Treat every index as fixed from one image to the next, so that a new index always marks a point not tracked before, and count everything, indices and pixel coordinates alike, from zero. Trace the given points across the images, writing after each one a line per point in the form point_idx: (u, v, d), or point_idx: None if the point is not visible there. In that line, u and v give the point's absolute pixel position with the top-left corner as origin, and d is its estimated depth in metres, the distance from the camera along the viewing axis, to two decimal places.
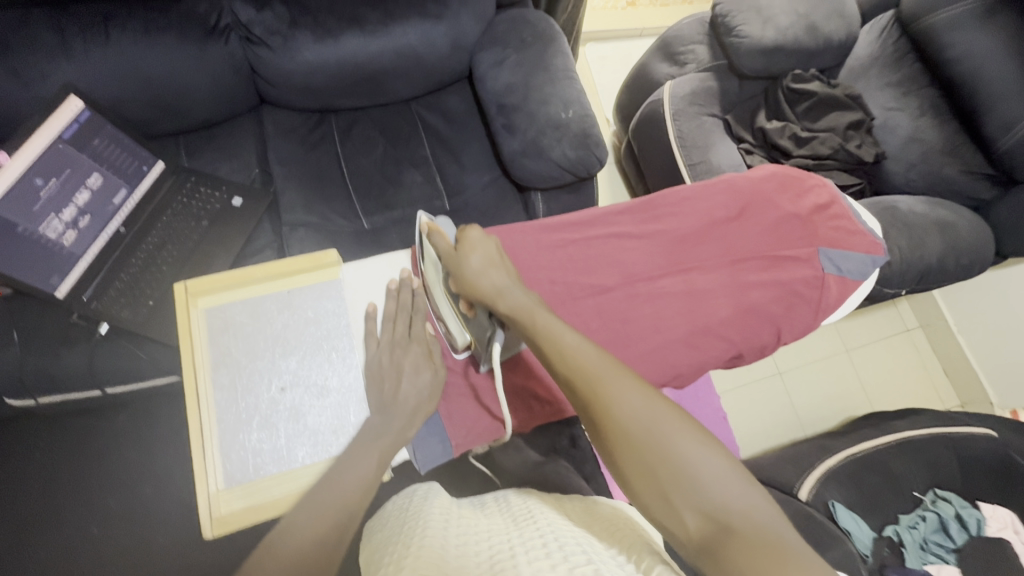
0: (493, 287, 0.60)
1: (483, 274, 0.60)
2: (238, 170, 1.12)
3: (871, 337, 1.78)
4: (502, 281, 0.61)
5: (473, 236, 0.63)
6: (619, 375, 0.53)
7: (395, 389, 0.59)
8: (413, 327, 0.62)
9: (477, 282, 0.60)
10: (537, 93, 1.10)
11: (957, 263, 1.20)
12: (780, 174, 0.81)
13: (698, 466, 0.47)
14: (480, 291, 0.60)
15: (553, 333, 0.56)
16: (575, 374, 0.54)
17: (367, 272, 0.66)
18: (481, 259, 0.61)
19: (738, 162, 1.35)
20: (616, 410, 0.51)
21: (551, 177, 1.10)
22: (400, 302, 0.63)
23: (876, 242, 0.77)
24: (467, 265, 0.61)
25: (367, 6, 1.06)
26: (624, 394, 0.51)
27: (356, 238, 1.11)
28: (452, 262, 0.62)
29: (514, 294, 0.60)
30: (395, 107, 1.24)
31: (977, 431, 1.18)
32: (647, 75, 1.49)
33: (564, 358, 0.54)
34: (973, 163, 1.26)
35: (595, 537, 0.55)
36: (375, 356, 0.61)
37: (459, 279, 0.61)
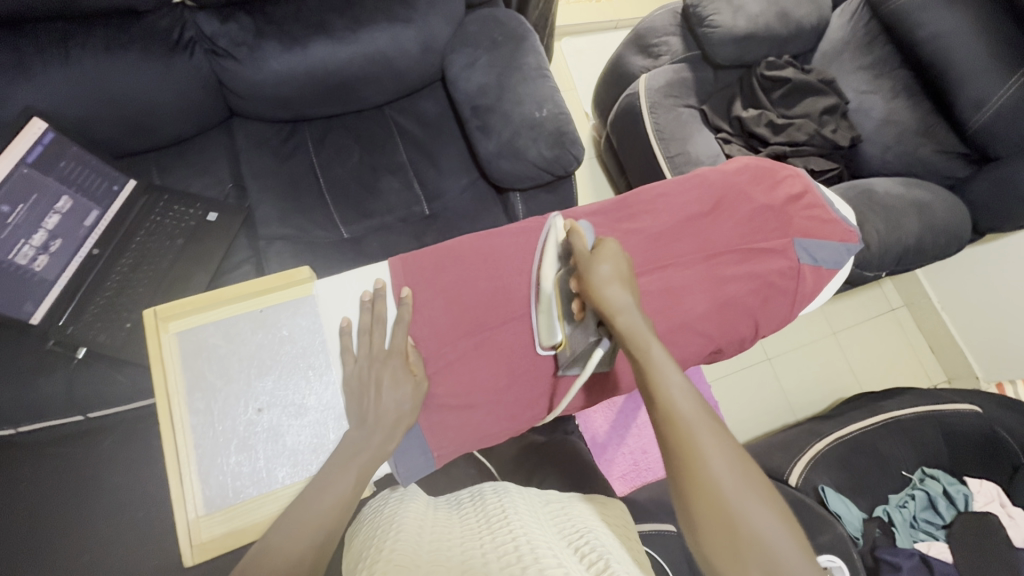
0: (615, 302, 0.60)
1: (609, 288, 0.61)
2: (211, 185, 1.10)
3: (856, 318, 1.80)
4: (624, 298, 0.60)
5: (609, 246, 0.65)
6: (711, 426, 0.54)
7: (374, 405, 0.58)
8: (391, 339, 0.61)
9: (602, 290, 0.60)
10: (510, 92, 1.09)
11: (935, 242, 1.21)
12: (753, 166, 0.81)
13: (775, 542, 0.47)
14: (601, 302, 0.60)
15: (659, 379, 0.56)
16: (676, 422, 0.54)
17: (340, 287, 0.65)
18: (611, 269, 0.62)
19: (715, 152, 1.36)
20: (703, 464, 0.51)
21: (528, 177, 1.09)
22: (374, 312, 0.62)
23: (849, 229, 0.78)
24: (596, 270, 0.62)
25: (334, 12, 1.04)
26: (715, 453, 0.52)
27: (335, 248, 1.10)
28: (583, 263, 0.63)
29: (633, 317, 0.60)
30: (369, 113, 1.23)
31: (963, 406, 1.23)
32: (622, 69, 1.48)
33: (665, 400, 0.55)
34: (946, 141, 1.27)
35: (569, 538, 0.55)
36: (352, 370, 0.60)
37: (583, 282, 0.62)
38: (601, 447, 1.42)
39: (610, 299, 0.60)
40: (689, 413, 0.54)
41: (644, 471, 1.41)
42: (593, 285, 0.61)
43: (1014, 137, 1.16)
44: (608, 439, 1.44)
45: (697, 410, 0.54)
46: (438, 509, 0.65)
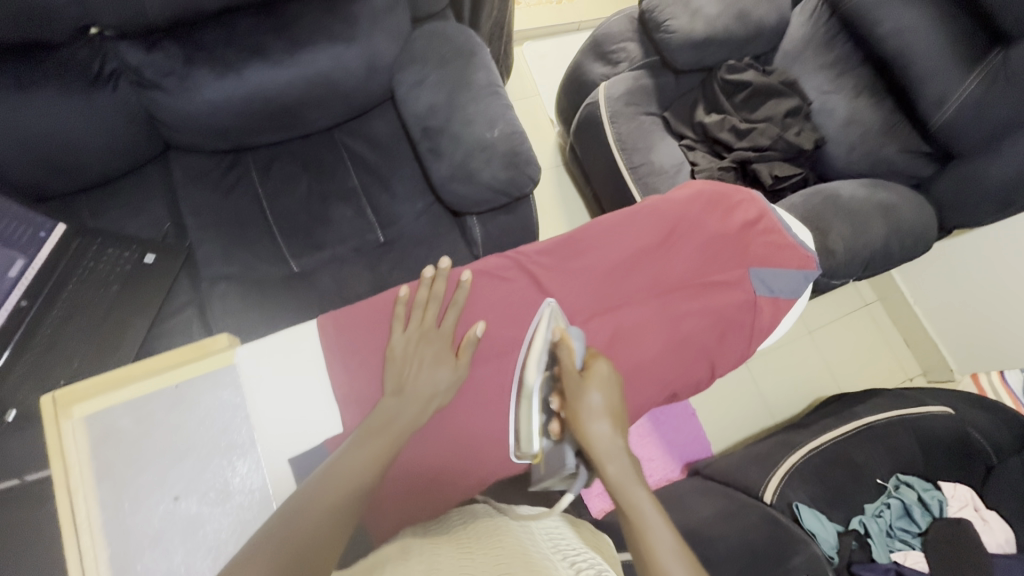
0: (603, 445, 0.58)
1: (596, 426, 0.58)
2: (147, 225, 1.04)
3: (831, 315, 1.79)
4: (613, 442, 0.58)
5: (601, 371, 0.61)
6: None
7: (413, 380, 0.58)
8: (444, 319, 0.63)
9: (588, 425, 0.58)
10: (460, 112, 1.03)
11: (902, 245, 1.18)
12: (706, 191, 0.78)
13: None
14: (585, 438, 0.58)
15: (652, 541, 0.54)
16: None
17: (264, 354, 0.60)
18: (600, 402, 0.59)
19: (680, 159, 1.33)
20: None
21: (484, 200, 1.04)
22: (433, 290, 0.64)
23: (807, 255, 0.76)
24: (584, 402, 0.59)
25: (270, 33, 0.96)
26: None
27: (283, 284, 1.05)
28: (572, 389, 0.60)
29: (622, 461, 0.58)
30: (316, 137, 1.17)
31: (934, 409, 1.23)
32: (582, 77, 1.43)
33: (657, 571, 0.52)
34: (910, 141, 1.25)
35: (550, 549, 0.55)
36: (399, 347, 0.61)
37: (572, 409, 0.59)
38: None
39: (597, 441, 0.58)
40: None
41: None
42: (580, 419, 0.59)
43: (978, 135, 1.14)
44: None
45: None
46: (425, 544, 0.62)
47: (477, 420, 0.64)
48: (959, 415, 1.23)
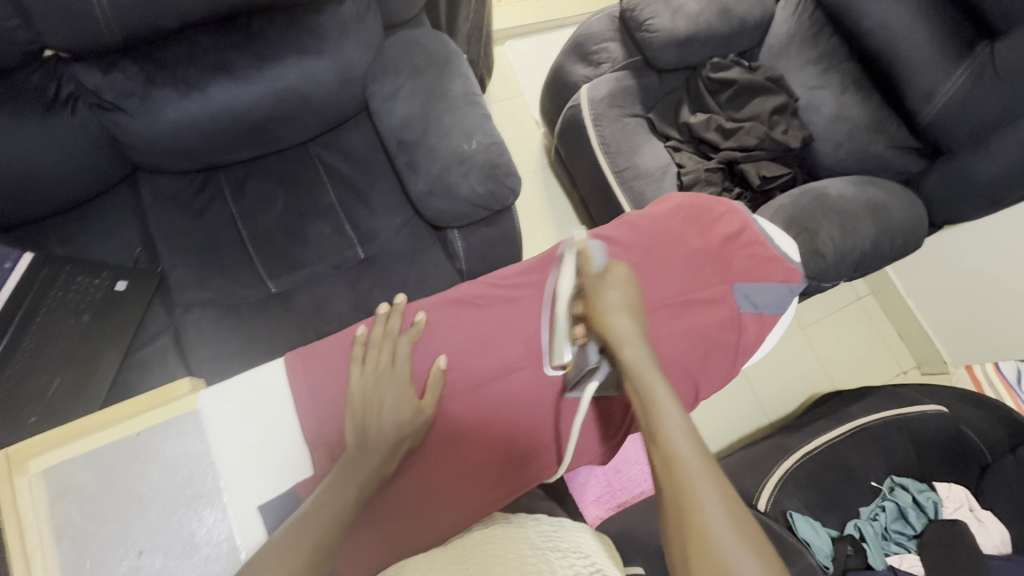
0: (621, 332, 0.58)
1: (618, 315, 0.59)
2: (117, 250, 1.01)
3: (825, 311, 1.77)
4: (628, 329, 0.59)
5: (619, 273, 0.63)
6: (716, 481, 0.47)
7: (376, 422, 0.56)
8: (398, 353, 0.61)
9: (607, 317, 0.59)
10: (436, 124, 1.00)
11: (892, 244, 1.16)
12: (686, 205, 0.77)
13: None
14: (606, 325, 0.58)
15: (662, 418, 0.52)
16: (675, 467, 0.48)
17: (230, 397, 0.59)
18: (618, 299, 0.61)
19: (666, 161, 1.30)
20: (705, 528, 0.45)
21: (463, 214, 1.01)
22: (387, 327, 0.63)
23: (792, 268, 0.75)
24: (603, 295, 0.61)
25: (232, 49, 0.93)
26: (717, 510, 0.45)
27: (260, 307, 1.02)
28: (592, 287, 0.62)
29: (639, 347, 0.57)
30: (291, 152, 1.14)
31: (929, 408, 1.22)
32: (564, 78, 1.40)
33: (667, 441, 0.50)
34: (898, 137, 1.22)
35: (540, 552, 0.58)
36: (357, 388, 0.58)
37: (591, 304, 0.60)
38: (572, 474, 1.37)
39: (618, 327, 0.58)
40: (691, 460, 0.48)
41: (618, 492, 1.37)
42: (601, 309, 0.60)
43: (964, 131, 1.12)
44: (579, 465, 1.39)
45: (701, 459, 0.49)
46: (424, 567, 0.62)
47: (449, 456, 0.61)
48: (953, 413, 1.22)
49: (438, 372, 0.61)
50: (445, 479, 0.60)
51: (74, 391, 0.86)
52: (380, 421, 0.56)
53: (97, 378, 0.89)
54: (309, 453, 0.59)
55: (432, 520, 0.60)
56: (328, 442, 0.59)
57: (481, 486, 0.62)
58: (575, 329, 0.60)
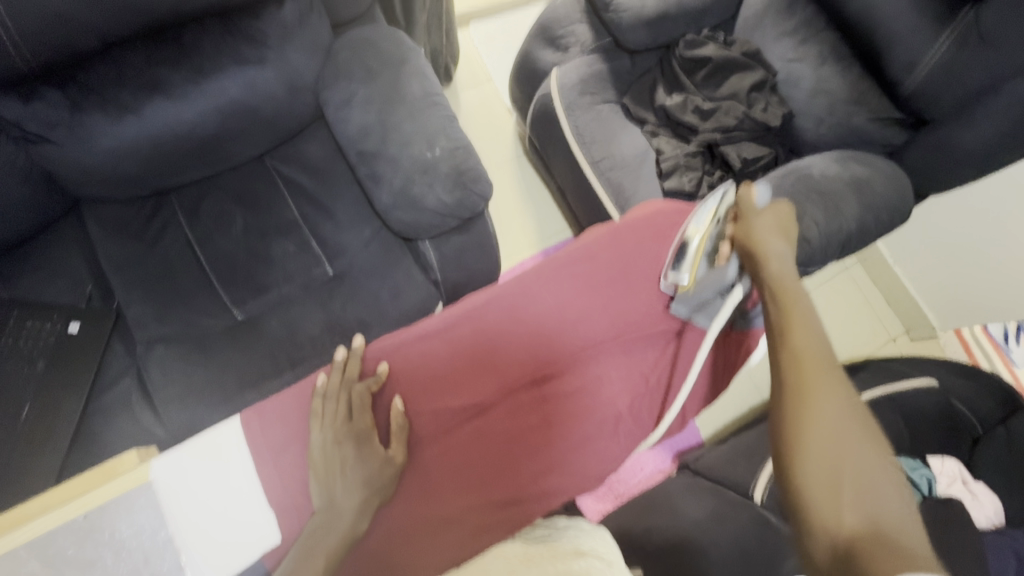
0: (771, 250, 0.61)
1: (769, 234, 0.63)
2: (67, 288, 0.94)
3: (811, 284, 1.72)
4: (780, 249, 0.62)
5: (780, 209, 0.68)
6: (837, 375, 0.51)
7: (341, 481, 0.55)
8: (355, 402, 0.59)
9: (762, 237, 0.63)
10: (395, 132, 0.94)
11: (878, 222, 1.13)
12: (661, 214, 0.77)
13: (875, 493, 0.44)
14: (758, 245, 0.62)
15: (795, 309, 0.56)
16: (801, 365, 0.52)
17: (182, 463, 0.57)
18: (773, 222, 0.65)
19: (644, 148, 1.25)
20: (817, 399, 0.49)
21: (432, 225, 0.96)
22: (346, 372, 0.61)
23: None
24: (761, 217, 0.65)
25: (165, 66, 0.86)
26: (840, 397, 0.49)
27: (227, 338, 0.96)
28: (749, 214, 0.66)
29: (787, 265, 0.60)
30: (246, 167, 1.06)
31: (918, 382, 1.21)
32: (532, 66, 1.33)
33: (797, 336, 0.54)
34: (880, 109, 1.18)
35: (531, 569, 0.53)
36: (319, 445, 0.56)
37: (745, 226, 0.65)
38: None
39: (768, 243, 0.61)
40: (816, 351, 0.53)
41: (616, 485, 1.35)
42: (756, 231, 0.63)
43: (949, 99, 1.07)
44: None
45: (828, 363, 0.52)
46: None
47: (427, 507, 0.59)
48: (944, 386, 1.22)
49: (398, 415, 0.59)
50: (425, 529, 0.58)
51: (35, 447, 0.81)
52: (345, 477, 0.55)
53: (58, 429, 0.83)
54: (275, 517, 0.58)
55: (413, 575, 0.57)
56: (296, 502, 0.59)
57: (465, 531, 0.59)
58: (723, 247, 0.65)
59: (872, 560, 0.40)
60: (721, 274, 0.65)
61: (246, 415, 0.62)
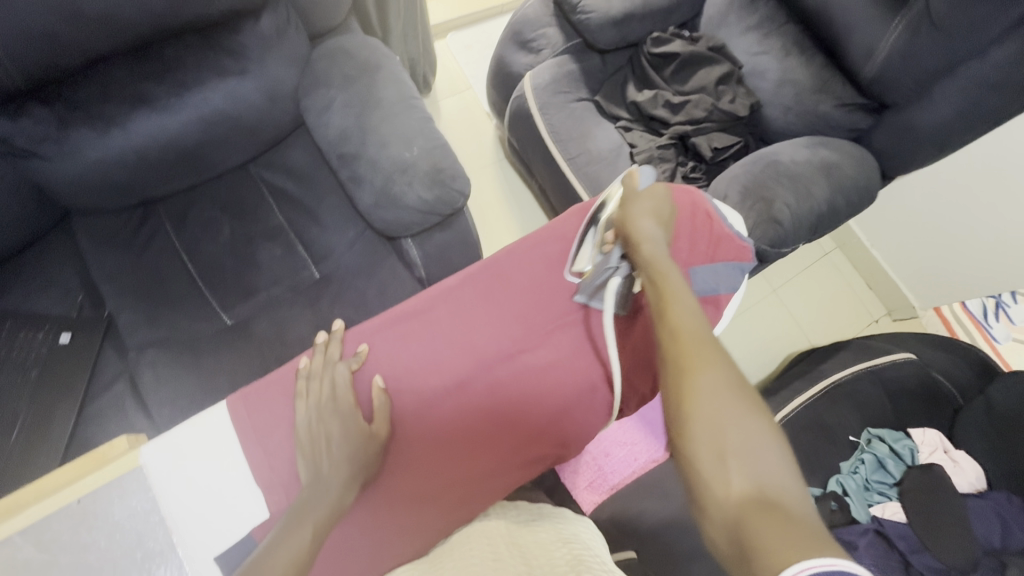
0: (644, 232, 0.65)
1: (644, 217, 0.68)
2: (59, 298, 0.96)
3: (794, 271, 1.71)
4: (653, 231, 0.66)
5: (657, 192, 0.73)
6: (715, 346, 0.53)
7: (327, 456, 0.57)
8: (338, 382, 0.61)
9: (637, 221, 0.67)
10: (374, 134, 0.98)
11: (847, 202, 1.17)
12: None
13: (757, 454, 0.45)
14: (634, 229, 0.66)
15: (671, 290, 0.58)
16: (679, 338, 0.54)
17: (172, 447, 0.59)
18: (650, 205, 0.70)
19: (618, 142, 1.28)
20: (697, 371, 0.50)
21: (413, 223, 0.99)
22: (328, 354, 0.64)
23: (743, 247, 0.83)
24: (640, 203, 0.70)
25: (149, 79, 0.89)
26: (719, 366, 0.51)
27: (217, 340, 0.98)
28: (631, 200, 0.71)
29: (658, 246, 0.64)
30: (231, 176, 1.09)
31: (898, 356, 1.24)
32: (507, 70, 1.38)
33: (674, 313, 0.56)
34: (844, 94, 1.22)
35: (516, 558, 0.58)
36: (304, 423, 0.59)
37: (624, 211, 0.69)
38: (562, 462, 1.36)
39: (643, 228, 0.66)
40: (693, 325, 0.54)
41: (609, 475, 1.36)
42: (633, 215, 0.68)
43: (908, 82, 1.12)
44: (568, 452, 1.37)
45: (704, 333, 0.54)
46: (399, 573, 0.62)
47: (409, 479, 0.62)
48: (923, 360, 1.25)
49: (379, 392, 0.61)
50: (410, 501, 0.62)
51: (32, 451, 0.82)
52: (330, 453, 0.57)
53: (53, 435, 0.85)
54: (264, 495, 0.61)
55: (396, 543, 0.61)
56: (282, 481, 0.61)
57: (444, 502, 0.64)
58: (607, 233, 0.69)
59: (752, 526, 0.40)
60: (605, 260, 0.68)
61: (234, 399, 0.64)
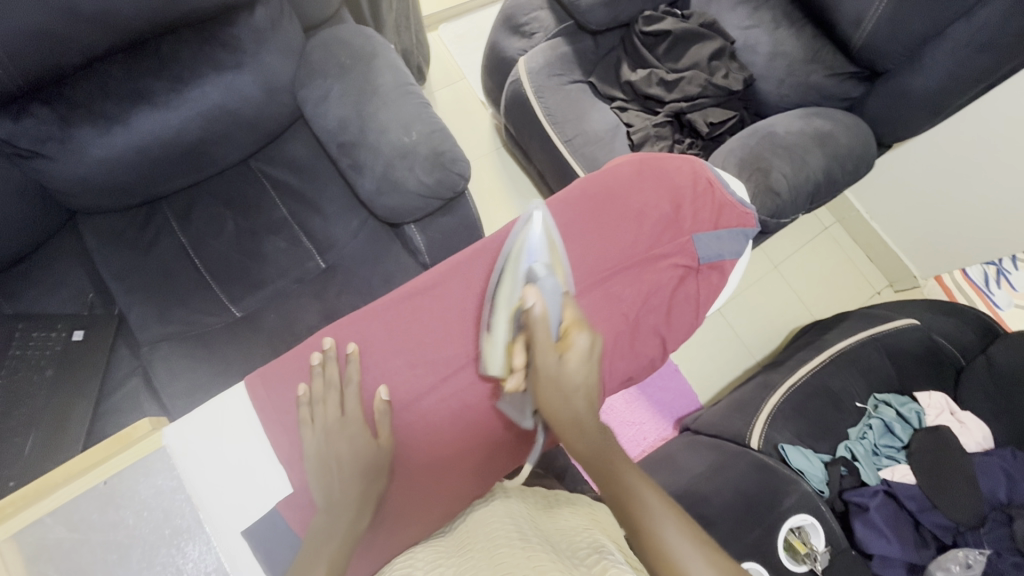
0: (563, 418, 0.61)
1: (563, 395, 0.60)
2: (69, 299, 0.98)
3: (794, 245, 1.71)
4: (572, 412, 0.61)
5: (579, 346, 0.60)
6: (663, 506, 0.58)
7: (337, 481, 0.59)
8: (345, 404, 0.61)
9: (548, 399, 0.61)
10: (373, 121, 0.98)
11: (843, 170, 1.17)
12: (630, 166, 0.83)
13: None
14: (545, 407, 0.61)
15: (610, 459, 0.61)
16: (635, 516, 0.57)
17: (195, 428, 0.60)
18: (576, 380, 0.60)
19: (614, 122, 1.29)
20: (662, 543, 0.55)
21: (415, 208, 1.00)
22: (326, 376, 0.63)
23: (747, 213, 0.84)
24: (556, 374, 0.60)
25: (148, 76, 0.90)
26: (675, 531, 0.56)
27: (228, 333, 0.99)
28: (543, 362, 0.60)
29: (584, 428, 0.61)
30: (232, 171, 1.10)
31: (902, 323, 1.25)
32: (500, 56, 1.38)
33: (624, 489, 0.59)
34: (836, 64, 1.23)
35: (541, 538, 0.60)
36: (315, 446, 0.60)
37: (535, 379, 0.61)
38: None
39: (556, 414, 0.61)
40: (642, 493, 0.59)
41: None
42: (542, 390, 0.61)
43: (898, 49, 1.12)
44: None
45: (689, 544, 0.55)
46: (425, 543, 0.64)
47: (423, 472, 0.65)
48: (925, 324, 1.26)
49: (383, 406, 0.62)
50: (435, 468, 0.66)
51: (51, 447, 0.83)
52: (341, 473, 0.59)
53: (72, 430, 0.86)
54: (286, 471, 0.62)
55: (425, 508, 0.65)
56: (303, 457, 0.61)
57: (465, 471, 0.67)
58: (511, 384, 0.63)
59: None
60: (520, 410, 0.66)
61: (250, 379, 0.65)
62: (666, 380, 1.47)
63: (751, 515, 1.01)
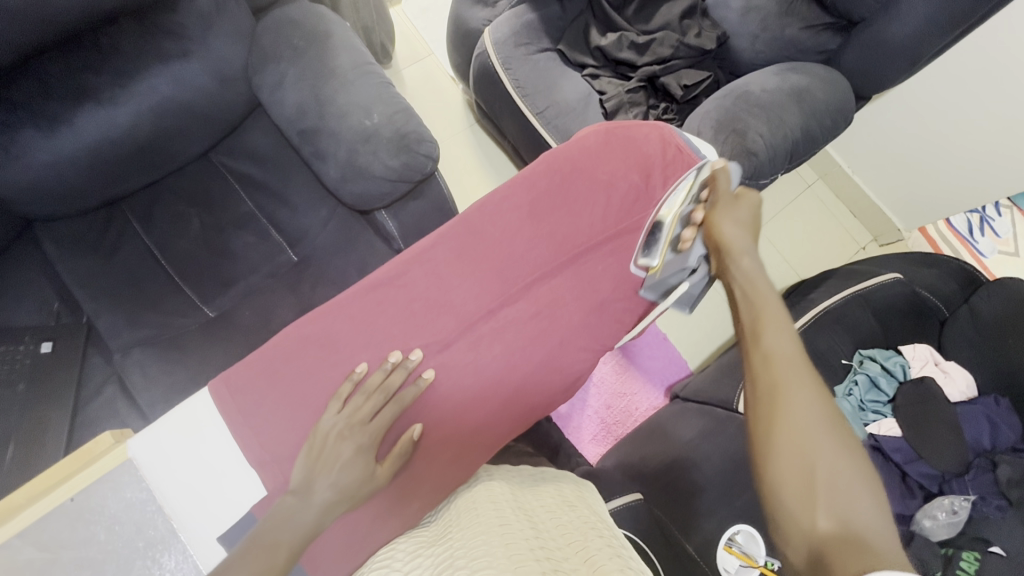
0: (735, 244, 0.68)
1: (736, 226, 0.70)
2: (35, 310, 0.94)
3: (778, 206, 1.69)
4: (743, 244, 0.69)
5: (753, 198, 0.73)
6: (808, 369, 0.57)
7: (322, 477, 0.56)
8: (380, 415, 0.60)
9: (723, 228, 0.70)
10: (332, 105, 0.94)
11: (822, 125, 1.15)
12: (601, 135, 0.80)
13: (850, 499, 0.50)
14: (721, 239, 0.69)
15: (763, 302, 0.63)
16: (773, 359, 0.58)
17: (161, 437, 0.59)
18: (744, 218, 0.71)
19: (587, 91, 1.25)
20: (790, 390, 0.55)
21: (383, 193, 0.97)
22: (388, 378, 0.62)
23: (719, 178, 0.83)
24: (734, 215, 0.71)
25: (89, 72, 0.85)
26: (811, 390, 0.55)
27: (203, 334, 0.97)
28: (725, 203, 0.72)
29: (750, 260, 0.67)
30: (193, 167, 1.06)
31: (885, 277, 1.23)
32: (464, 27, 1.33)
33: (770, 335, 0.60)
34: (810, 16, 1.19)
35: (524, 521, 0.60)
36: (325, 435, 0.58)
37: (715, 216, 0.71)
38: (565, 418, 1.38)
39: (729, 239, 0.69)
40: (785, 346, 0.58)
41: (613, 427, 1.39)
42: (720, 221, 0.70)
43: None
44: (570, 408, 1.40)
45: (797, 364, 0.57)
46: (403, 536, 0.63)
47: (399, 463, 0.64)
48: (908, 278, 1.25)
49: (409, 441, 0.62)
50: (415, 466, 0.65)
51: (28, 462, 0.81)
52: (330, 473, 0.56)
53: (49, 443, 0.84)
54: (258, 474, 0.60)
55: (404, 499, 0.65)
56: (276, 457, 0.61)
57: (440, 461, 0.66)
58: (686, 233, 0.73)
59: (844, 561, 0.46)
60: (683, 259, 0.74)
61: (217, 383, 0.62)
62: (656, 350, 1.46)
63: (740, 477, 1.03)
